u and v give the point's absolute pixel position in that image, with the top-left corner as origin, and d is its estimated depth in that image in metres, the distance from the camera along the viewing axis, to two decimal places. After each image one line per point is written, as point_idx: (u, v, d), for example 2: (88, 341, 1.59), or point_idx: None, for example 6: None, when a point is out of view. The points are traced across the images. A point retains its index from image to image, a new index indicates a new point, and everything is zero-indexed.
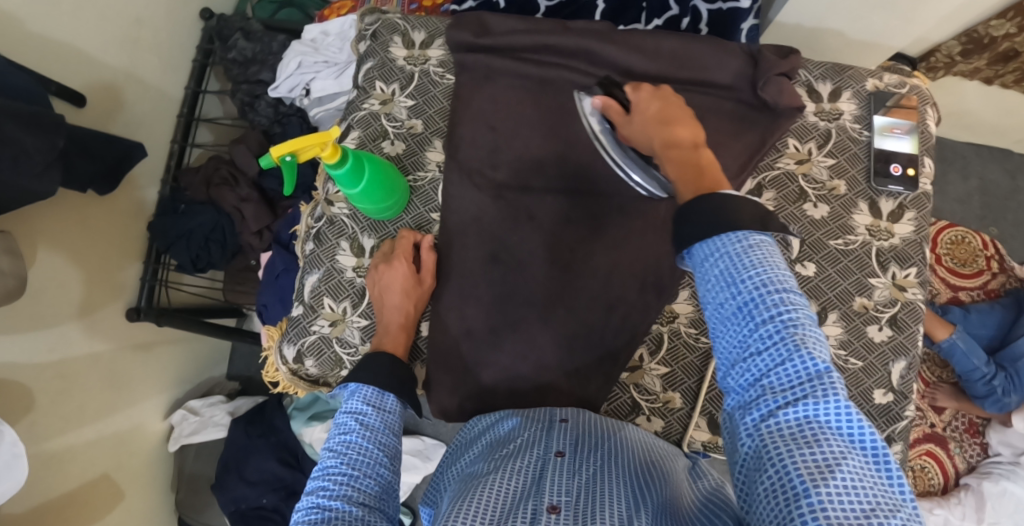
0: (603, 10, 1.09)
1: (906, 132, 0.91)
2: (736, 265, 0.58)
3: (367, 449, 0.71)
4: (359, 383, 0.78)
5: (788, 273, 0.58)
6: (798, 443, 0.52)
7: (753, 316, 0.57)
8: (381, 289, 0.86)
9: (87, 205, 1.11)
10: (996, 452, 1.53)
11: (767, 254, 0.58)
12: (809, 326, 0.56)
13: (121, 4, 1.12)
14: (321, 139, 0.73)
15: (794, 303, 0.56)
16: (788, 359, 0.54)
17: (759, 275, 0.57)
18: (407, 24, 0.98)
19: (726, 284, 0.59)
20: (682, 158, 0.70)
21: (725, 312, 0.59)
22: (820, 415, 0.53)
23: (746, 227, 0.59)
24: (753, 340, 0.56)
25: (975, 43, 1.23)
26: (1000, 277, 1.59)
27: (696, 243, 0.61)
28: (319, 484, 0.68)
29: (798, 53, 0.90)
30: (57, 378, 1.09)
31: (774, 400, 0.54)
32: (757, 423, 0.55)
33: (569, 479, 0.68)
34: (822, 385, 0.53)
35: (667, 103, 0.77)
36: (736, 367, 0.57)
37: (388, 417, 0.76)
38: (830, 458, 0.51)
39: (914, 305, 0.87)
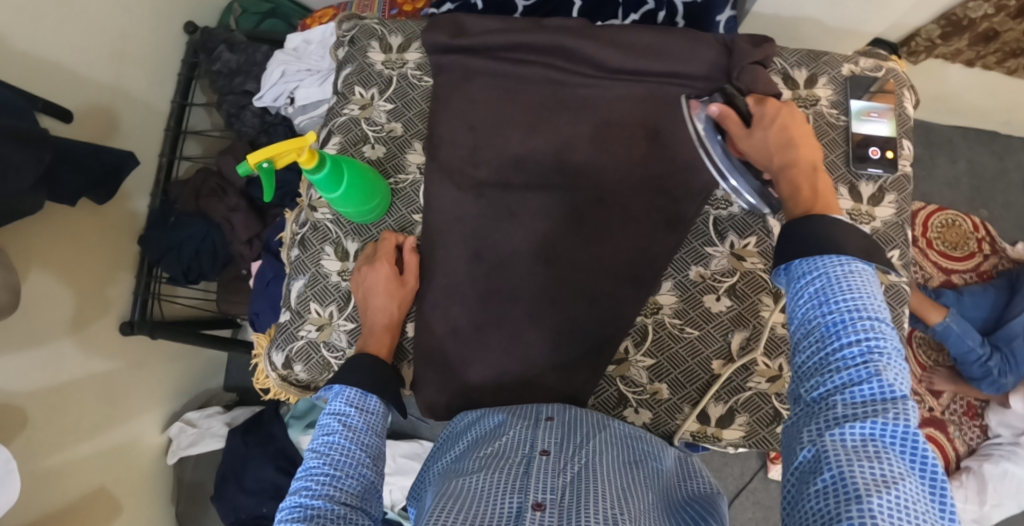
0: (580, 8, 1.09)
1: (884, 116, 0.90)
2: (833, 287, 0.60)
3: (349, 450, 0.73)
4: (343, 384, 0.79)
5: (884, 305, 0.59)
6: (860, 456, 0.52)
7: (840, 334, 0.58)
8: (365, 292, 0.87)
9: (76, 220, 1.11)
10: (996, 434, 1.53)
11: (866, 283, 0.60)
12: (893, 357, 0.57)
13: (104, 19, 1.12)
14: (298, 144, 0.73)
15: (883, 332, 0.57)
16: (867, 379, 0.55)
17: (854, 300, 0.59)
18: (384, 29, 0.99)
19: (819, 303, 0.60)
20: (798, 178, 0.73)
21: (812, 328, 0.60)
22: (887, 438, 0.53)
23: (853, 254, 0.61)
24: (834, 357, 0.57)
25: (954, 26, 1.24)
26: (992, 259, 1.60)
27: (798, 260, 0.63)
28: (303, 484, 0.70)
29: (772, 42, 0.91)
30: (53, 395, 1.09)
31: (844, 411, 0.55)
32: (822, 432, 0.55)
33: (556, 477, 0.69)
34: (895, 409, 0.54)
35: (788, 121, 0.77)
36: (813, 379, 0.58)
37: (372, 418, 0.77)
38: (888, 476, 0.51)
39: (897, 287, 0.87)
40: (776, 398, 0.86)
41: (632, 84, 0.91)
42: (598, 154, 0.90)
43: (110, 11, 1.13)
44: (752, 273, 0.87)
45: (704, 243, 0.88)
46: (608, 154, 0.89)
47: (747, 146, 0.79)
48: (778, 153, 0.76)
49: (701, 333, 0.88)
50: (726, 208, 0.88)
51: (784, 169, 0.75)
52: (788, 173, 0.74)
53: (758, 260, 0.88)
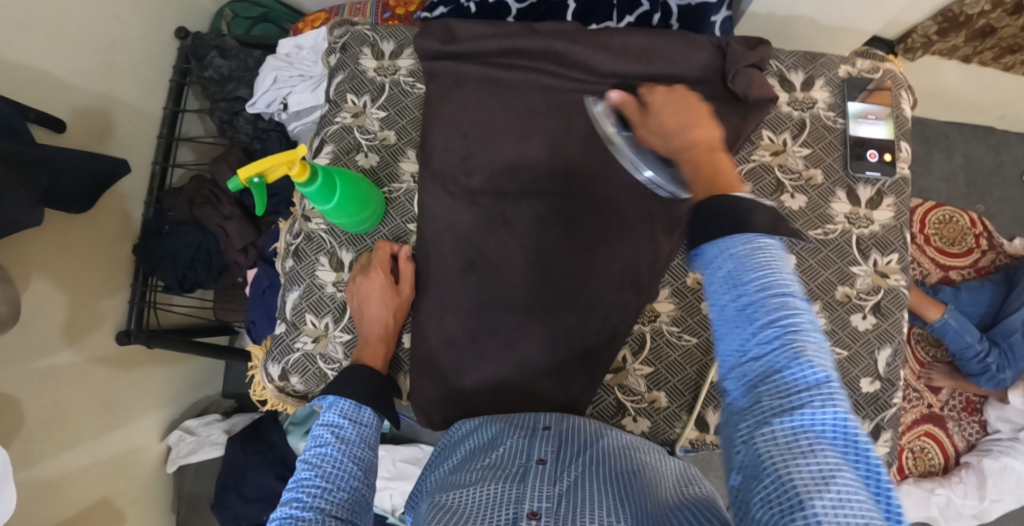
0: (573, 10, 1.08)
1: (881, 117, 0.90)
2: (741, 266, 0.56)
3: (341, 463, 0.72)
4: (337, 395, 0.79)
5: (795, 277, 0.56)
6: (795, 454, 0.50)
7: (753, 319, 0.54)
8: (359, 303, 0.86)
9: (69, 231, 1.10)
10: (994, 429, 1.53)
11: (773, 257, 0.56)
12: (811, 333, 0.54)
13: (92, 27, 1.11)
14: (287, 157, 0.72)
15: (797, 309, 0.54)
16: (787, 366, 0.52)
17: (762, 278, 0.55)
18: (376, 35, 0.98)
19: (729, 287, 0.56)
20: (697, 160, 0.66)
21: (724, 315, 0.56)
22: (817, 427, 0.51)
23: (757, 231, 0.57)
24: (751, 346, 0.54)
25: (950, 23, 1.23)
26: (989, 255, 1.59)
27: (705, 244, 0.58)
28: (294, 495, 0.69)
29: (768, 44, 0.89)
30: (51, 406, 1.09)
31: (771, 408, 0.52)
32: (753, 432, 0.52)
33: (552, 485, 0.69)
34: (821, 393, 0.51)
35: (678, 102, 0.73)
36: (735, 371, 0.55)
37: (365, 431, 0.77)
38: (826, 470, 0.49)
39: (897, 291, 0.86)
40: None
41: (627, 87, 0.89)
42: (594, 159, 0.89)
43: (99, 20, 1.12)
44: None
45: None
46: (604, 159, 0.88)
47: (645, 132, 0.76)
48: (672, 135, 0.71)
49: (699, 340, 0.88)
50: None
51: (683, 152, 0.68)
52: (689, 156, 0.67)
53: None
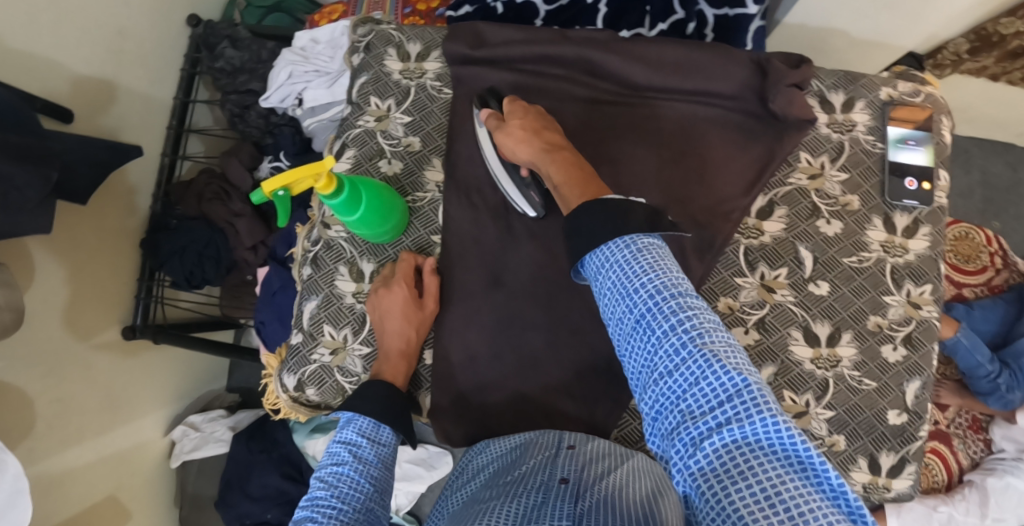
0: (604, 15, 1.05)
1: (920, 143, 0.88)
2: (627, 275, 0.61)
3: (358, 484, 0.70)
4: (354, 412, 0.76)
5: (680, 276, 0.61)
6: (733, 475, 0.52)
7: (652, 331, 0.59)
8: (380, 318, 0.83)
9: (77, 225, 1.07)
10: (1000, 448, 1.53)
11: (656, 260, 0.61)
12: (714, 336, 0.57)
13: (103, 15, 1.07)
14: (314, 170, 0.70)
15: (692, 315, 0.58)
16: (702, 378, 0.56)
17: (650, 285, 0.60)
18: (401, 36, 0.94)
19: (621, 299, 0.61)
20: (566, 161, 0.74)
21: (626, 328, 0.61)
22: (748, 437, 0.53)
23: (636, 230, 0.62)
24: (660, 359, 0.58)
25: (983, 41, 1.21)
26: (1003, 273, 1.58)
27: (587, 257, 0.64)
28: (308, 514, 0.67)
29: (809, 63, 0.87)
30: (55, 402, 1.06)
31: (698, 426, 0.55)
32: (685, 452, 0.55)
33: (573, 503, 0.65)
34: (740, 401, 0.54)
35: (537, 117, 0.81)
36: (650, 387, 0.59)
37: (383, 451, 0.75)
38: (766, 482, 0.51)
39: (929, 323, 0.85)
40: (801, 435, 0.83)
41: (663, 103, 0.88)
42: (626, 174, 0.86)
43: (110, 7, 1.08)
44: (782, 305, 0.84)
45: (735, 274, 0.85)
46: (633, 176, 0.86)
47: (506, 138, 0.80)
48: (536, 138, 0.78)
49: None
50: (757, 237, 0.85)
51: (549, 155, 0.76)
52: (557, 157, 0.75)
53: (789, 292, 0.85)
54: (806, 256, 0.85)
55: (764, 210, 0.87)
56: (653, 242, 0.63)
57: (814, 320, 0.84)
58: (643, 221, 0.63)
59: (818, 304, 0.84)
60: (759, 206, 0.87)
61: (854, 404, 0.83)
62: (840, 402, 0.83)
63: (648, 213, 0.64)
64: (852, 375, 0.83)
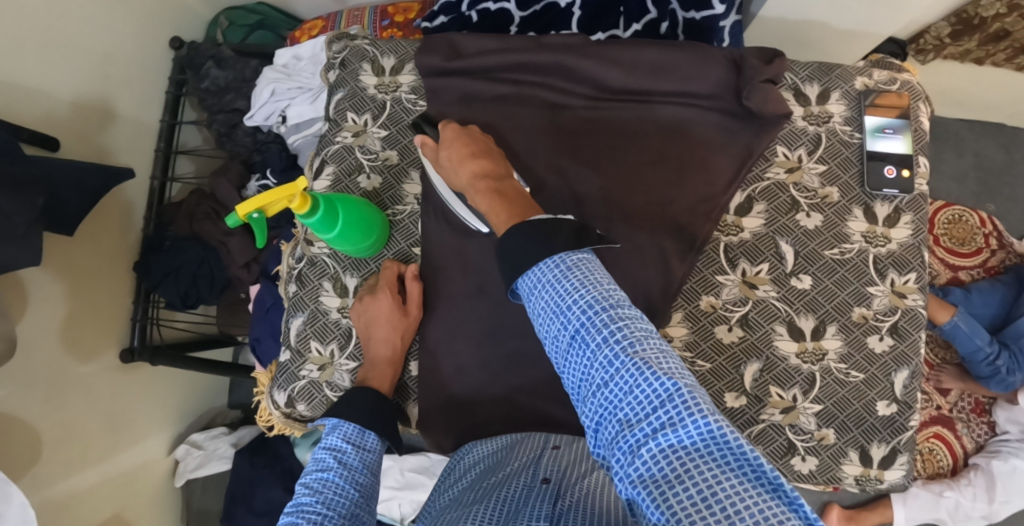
0: (579, 19, 1.05)
1: (898, 131, 0.88)
2: (559, 293, 0.61)
3: (343, 489, 0.70)
4: (339, 418, 0.76)
5: (610, 288, 0.61)
6: (670, 479, 0.51)
7: (587, 343, 0.58)
8: (366, 329, 0.84)
9: (71, 252, 1.08)
10: (1003, 430, 1.51)
11: (586, 275, 0.61)
12: (645, 343, 0.57)
13: (86, 42, 1.07)
14: (288, 191, 0.71)
15: (622, 323, 0.58)
16: (636, 385, 0.55)
17: (581, 300, 0.60)
18: (376, 50, 0.95)
19: (555, 316, 0.61)
20: (490, 190, 0.72)
21: (563, 344, 0.61)
22: (683, 440, 0.53)
23: (565, 248, 0.63)
24: (596, 371, 0.58)
25: (965, 24, 1.21)
26: (999, 254, 1.57)
27: (519, 280, 0.64)
28: (292, 520, 0.66)
29: (783, 57, 0.86)
30: (58, 427, 1.07)
31: (635, 433, 0.54)
32: (625, 461, 0.54)
33: (552, 503, 0.66)
34: (674, 405, 0.54)
35: (469, 141, 0.79)
36: (589, 400, 0.58)
37: (369, 457, 0.75)
38: (703, 485, 0.50)
39: (915, 312, 0.84)
40: (790, 430, 0.83)
41: (665, 105, 0.87)
42: (606, 178, 0.86)
43: (93, 33, 1.08)
44: (765, 301, 0.84)
45: (715, 272, 0.85)
46: (613, 181, 0.86)
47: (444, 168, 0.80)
48: (464, 166, 0.76)
49: (713, 366, 0.84)
50: (736, 234, 0.86)
51: (477, 183, 0.74)
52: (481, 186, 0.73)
53: (771, 287, 0.85)
54: (786, 250, 0.85)
55: (743, 206, 0.87)
56: (582, 258, 0.64)
57: (798, 314, 0.84)
58: (569, 239, 0.63)
59: (801, 298, 0.84)
60: (737, 202, 0.87)
61: (841, 397, 0.83)
62: (828, 395, 0.83)
63: (574, 229, 0.65)
64: (839, 367, 0.83)
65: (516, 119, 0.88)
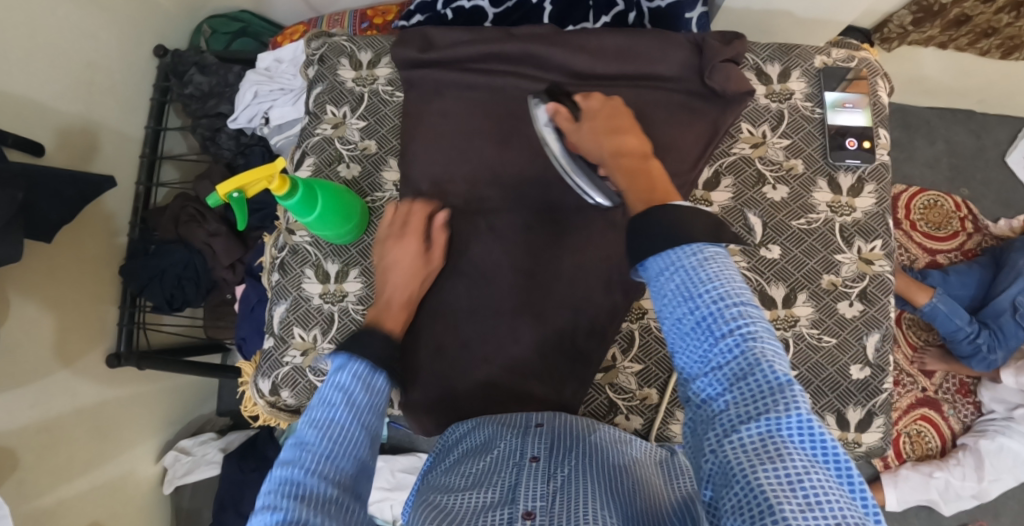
0: (550, 13, 1.09)
1: (858, 106, 0.91)
2: (692, 279, 0.60)
3: (349, 429, 0.65)
4: (348, 355, 0.70)
5: (744, 285, 0.59)
6: (762, 458, 0.52)
7: (711, 330, 0.58)
8: (383, 272, 0.83)
9: (55, 257, 1.09)
10: (989, 410, 1.52)
11: (722, 268, 0.60)
12: (766, 339, 0.57)
13: (70, 49, 1.10)
14: (267, 172, 0.72)
15: (751, 316, 0.57)
16: (750, 372, 0.55)
17: (715, 289, 0.59)
18: (353, 45, 0.98)
19: (684, 300, 0.60)
20: (632, 166, 0.73)
21: (684, 327, 0.59)
22: (783, 431, 0.53)
23: (701, 240, 0.61)
24: (714, 355, 0.57)
25: (925, 12, 1.26)
26: (976, 237, 1.61)
27: (649, 261, 0.62)
28: (295, 454, 0.63)
29: (743, 38, 0.90)
30: (42, 434, 1.07)
31: (739, 414, 0.54)
32: (722, 439, 0.54)
33: (546, 483, 0.69)
34: (783, 397, 0.53)
35: (615, 115, 0.81)
36: (698, 381, 0.58)
37: (377, 398, 0.69)
38: (792, 473, 0.50)
39: (882, 277, 0.87)
40: None
41: (623, 87, 0.90)
42: None
43: (77, 41, 1.11)
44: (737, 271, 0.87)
45: None
46: None
47: (579, 137, 0.81)
48: (607, 140, 0.77)
49: None
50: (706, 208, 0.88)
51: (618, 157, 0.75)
52: (617, 161, 0.74)
53: (742, 258, 0.87)
54: (756, 223, 0.88)
55: (711, 181, 0.90)
56: (718, 254, 0.62)
57: (769, 283, 0.86)
58: (707, 231, 0.62)
59: (771, 267, 0.87)
60: (705, 177, 0.90)
61: (815, 362, 0.85)
62: (801, 361, 0.85)
63: (713, 224, 0.63)
64: (811, 333, 0.85)
65: (487, 106, 0.91)
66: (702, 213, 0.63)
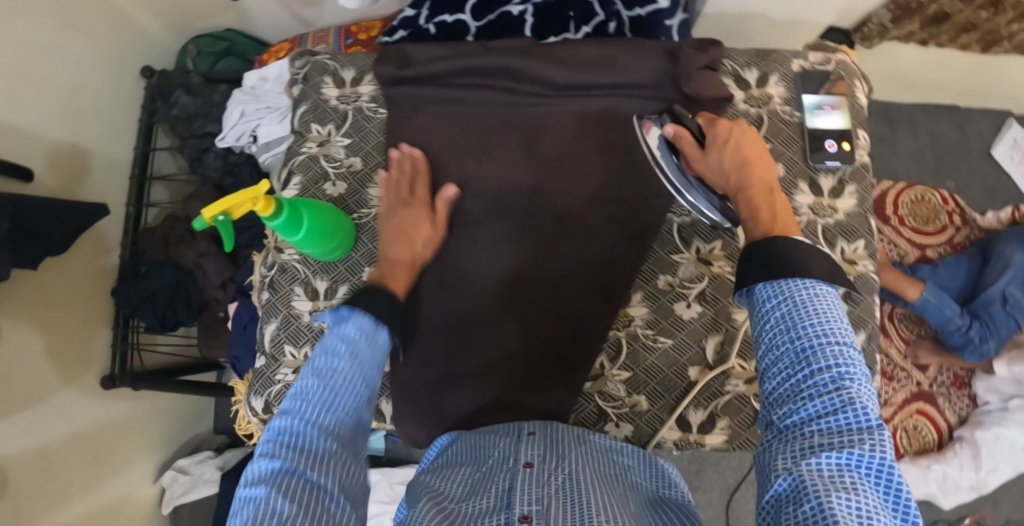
0: (531, 24, 1.10)
1: (836, 107, 0.92)
2: (800, 310, 0.61)
3: (351, 379, 0.67)
4: (352, 310, 0.71)
5: (851, 328, 0.60)
6: (838, 488, 0.52)
7: (809, 361, 0.59)
8: (385, 231, 0.84)
9: (46, 281, 1.10)
10: (985, 401, 1.53)
11: (832, 306, 0.61)
12: (863, 383, 0.57)
13: (55, 75, 1.11)
14: (251, 195, 0.73)
15: (852, 358, 0.58)
16: (840, 408, 0.56)
17: (820, 324, 0.60)
18: (335, 64, 0.99)
19: (790, 331, 0.61)
20: (758, 198, 0.73)
21: (782, 353, 0.61)
22: (863, 469, 0.53)
23: (817, 277, 0.63)
24: (805, 383, 0.58)
25: (903, 9, 1.26)
26: (964, 230, 1.62)
27: (767, 287, 0.64)
28: (295, 403, 0.65)
29: (719, 45, 0.91)
30: (37, 459, 1.08)
31: (817, 439, 0.55)
32: (798, 461, 0.55)
33: (539, 488, 0.69)
34: (870, 439, 0.54)
35: (747, 140, 0.78)
36: (787, 405, 0.59)
37: (379, 354, 0.71)
38: (864, 508, 0.51)
39: (866, 277, 0.88)
40: (755, 397, 0.87)
41: (604, 97, 0.91)
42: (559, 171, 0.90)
43: (62, 67, 1.12)
44: (721, 276, 0.89)
45: (671, 252, 0.90)
46: (567, 172, 0.90)
47: (703, 163, 0.79)
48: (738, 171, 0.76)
49: (675, 341, 0.88)
50: (688, 215, 0.90)
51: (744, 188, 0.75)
52: (745, 193, 0.75)
53: (726, 263, 0.89)
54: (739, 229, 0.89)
55: None
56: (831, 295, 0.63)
57: None
58: (824, 271, 0.64)
59: None
60: None
61: None
62: None
63: (830, 268, 0.65)
64: None
65: (468, 116, 0.92)
66: (822, 254, 0.65)
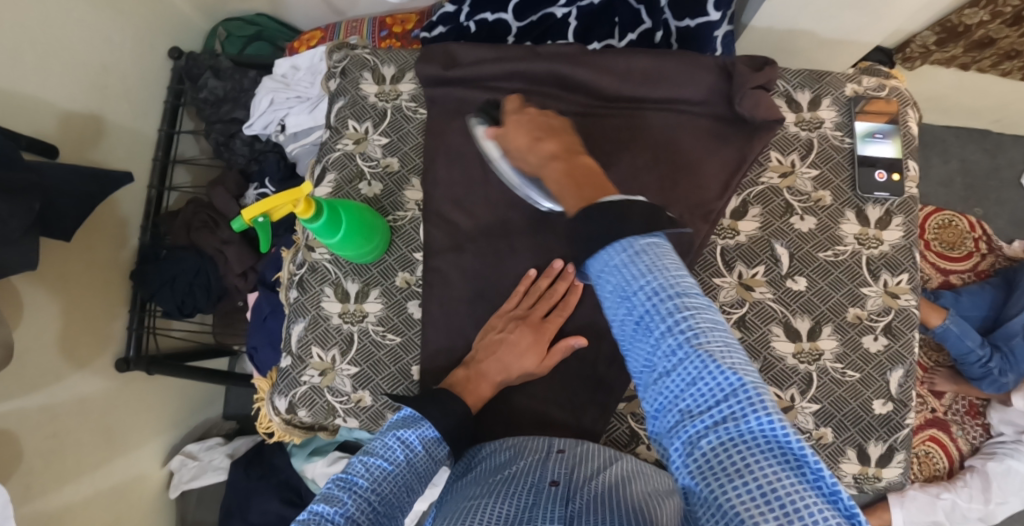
0: (575, 29, 1.08)
1: (887, 136, 0.90)
2: (628, 280, 0.62)
3: (398, 487, 0.65)
4: (419, 416, 0.71)
5: (677, 281, 0.60)
6: (728, 473, 0.51)
7: (652, 332, 0.59)
8: (492, 342, 0.82)
9: (67, 261, 1.08)
10: (998, 432, 1.52)
11: (655, 265, 0.61)
12: (710, 335, 0.57)
13: (85, 51, 1.08)
14: (292, 196, 0.71)
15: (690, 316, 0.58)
16: (698, 378, 0.55)
17: (650, 290, 0.60)
18: (376, 59, 0.96)
19: (626, 305, 0.61)
20: (569, 168, 0.76)
21: (629, 330, 0.61)
22: (743, 433, 0.53)
23: (632, 233, 0.64)
24: (659, 359, 0.58)
25: (950, 33, 1.23)
26: (989, 258, 1.59)
27: (591, 266, 0.65)
28: (339, 493, 0.63)
29: (774, 64, 0.89)
30: (50, 439, 1.06)
31: (695, 424, 0.55)
32: (684, 450, 0.55)
33: (564, 506, 0.67)
34: (737, 400, 0.54)
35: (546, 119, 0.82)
36: (651, 388, 0.59)
37: (430, 468, 0.69)
38: (755, 480, 0.50)
39: (907, 312, 0.86)
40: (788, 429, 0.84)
41: (655, 113, 0.90)
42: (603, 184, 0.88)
43: (92, 43, 1.10)
44: (762, 302, 0.86)
45: (713, 275, 0.87)
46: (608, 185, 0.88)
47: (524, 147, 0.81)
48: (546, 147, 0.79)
49: None
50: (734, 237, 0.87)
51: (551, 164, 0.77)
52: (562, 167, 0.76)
53: (767, 289, 0.86)
54: (802, 277, 0.86)
55: (738, 210, 0.89)
56: (651, 248, 0.64)
57: (794, 315, 0.86)
58: (639, 221, 0.64)
59: (796, 299, 0.86)
60: (733, 207, 0.89)
61: (838, 396, 0.85)
62: (824, 395, 0.85)
63: (644, 211, 0.65)
64: (835, 367, 0.85)
65: None
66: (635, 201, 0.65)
